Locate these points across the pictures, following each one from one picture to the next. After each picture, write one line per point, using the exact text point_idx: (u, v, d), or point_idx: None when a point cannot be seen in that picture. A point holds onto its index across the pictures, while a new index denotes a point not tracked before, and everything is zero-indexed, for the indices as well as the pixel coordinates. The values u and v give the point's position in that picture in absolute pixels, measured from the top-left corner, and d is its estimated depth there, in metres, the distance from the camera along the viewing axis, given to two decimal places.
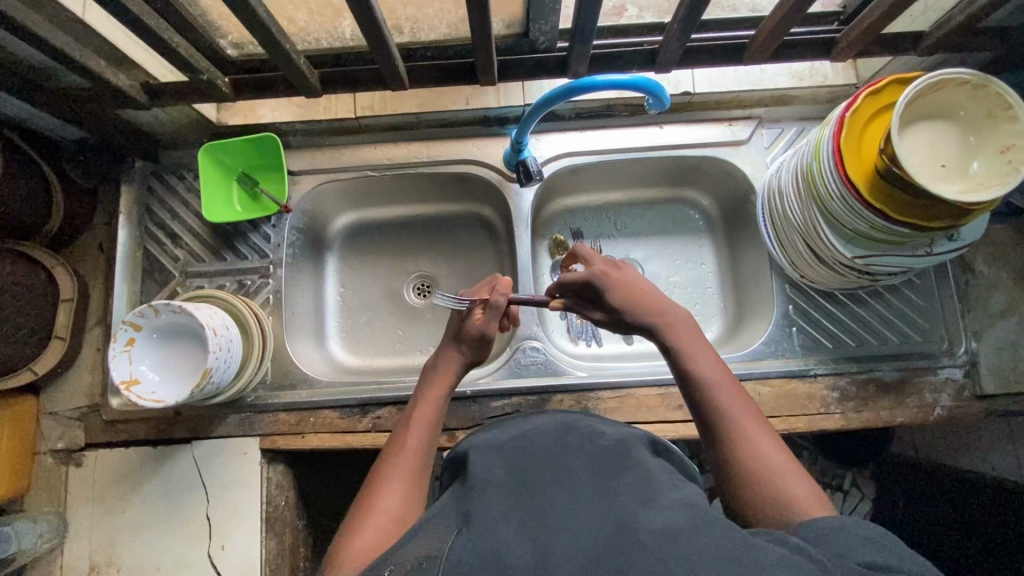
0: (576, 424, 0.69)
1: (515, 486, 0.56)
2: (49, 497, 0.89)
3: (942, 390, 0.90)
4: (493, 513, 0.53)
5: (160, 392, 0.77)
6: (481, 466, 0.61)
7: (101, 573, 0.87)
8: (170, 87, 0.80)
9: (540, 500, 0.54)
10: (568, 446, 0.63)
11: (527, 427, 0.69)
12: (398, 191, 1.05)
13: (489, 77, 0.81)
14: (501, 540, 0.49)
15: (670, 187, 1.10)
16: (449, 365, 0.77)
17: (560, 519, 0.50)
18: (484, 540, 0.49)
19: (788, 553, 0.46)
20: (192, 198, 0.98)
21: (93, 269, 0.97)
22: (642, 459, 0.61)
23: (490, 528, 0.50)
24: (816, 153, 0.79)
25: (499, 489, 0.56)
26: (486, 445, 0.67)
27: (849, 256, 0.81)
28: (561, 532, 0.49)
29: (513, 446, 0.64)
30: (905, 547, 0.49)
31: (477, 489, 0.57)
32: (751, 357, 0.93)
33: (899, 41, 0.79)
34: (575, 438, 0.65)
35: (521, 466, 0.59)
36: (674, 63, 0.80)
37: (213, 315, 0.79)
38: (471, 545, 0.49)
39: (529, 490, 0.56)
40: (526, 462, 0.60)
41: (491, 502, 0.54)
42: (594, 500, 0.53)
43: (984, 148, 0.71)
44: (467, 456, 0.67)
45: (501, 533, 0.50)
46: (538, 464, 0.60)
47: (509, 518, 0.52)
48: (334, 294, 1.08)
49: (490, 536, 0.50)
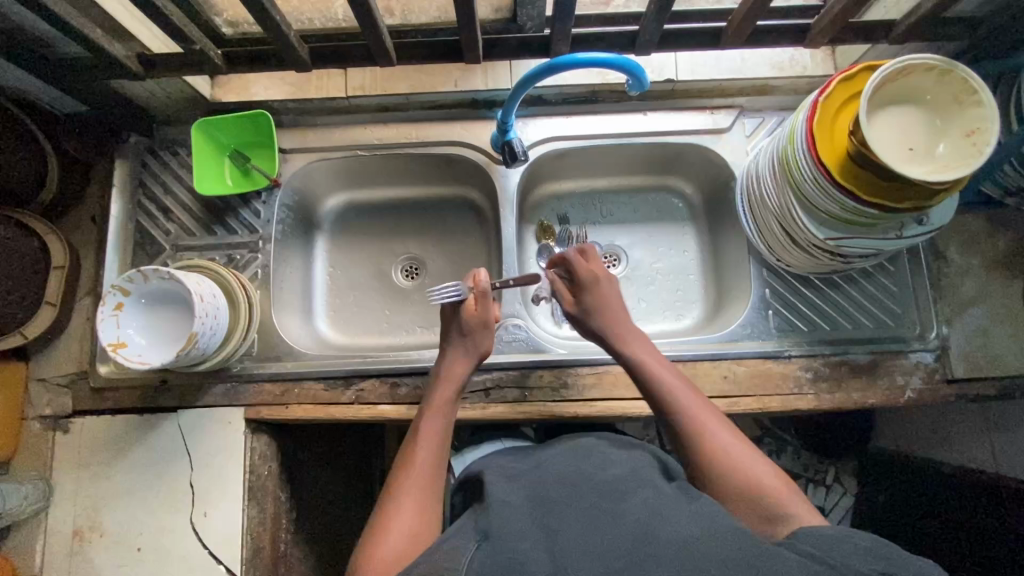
0: (587, 451, 0.74)
1: (534, 508, 0.61)
2: (35, 462, 0.91)
3: (912, 373, 0.92)
4: (515, 531, 0.57)
5: (147, 356, 0.79)
6: (500, 490, 0.66)
7: (84, 538, 0.88)
8: (164, 60, 0.82)
9: (556, 518, 0.58)
10: (580, 472, 0.67)
11: (542, 457, 0.75)
12: (387, 173, 1.08)
13: (474, 56, 0.83)
14: (525, 557, 0.53)
15: (654, 175, 1.12)
16: (452, 371, 0.81)
17: (578, 536, 0.55)
18: (505, 551, 0.54)
19: (798, 560, 0.52)
20: (185, 173, 1.00)
21: (86, 241, 0.99)
22: (651, 479, 0.65)
23: (509, 546, 0.55)
24: (791, 137, 0.81)
25: (518, 510, 0.61)
26: (503, 472, 0.72)
27: (822, 238, 0.83)
28: (581, 546, 0.54)
29: (529, 474, 0.69)
30: (904, 553, 0.54)
31: (495, 510, 0.61)
32: (728, 338, 0.95)
33: (872, 30, 0.82)
34: (586, 465, 0.70)
35: (537, 491, 0.64)
36: (654, 46, 0.82)
37: (200, 282, 0.81)
38: (494, 559, 0.54)
39: (548, 508, 0.61)
40: (542, 486, 0.65)
41: (510, 522, 0.59)
42: (608, 516, 0.57)
43: (950, 130, 0.73)
44: (483, 481, 0.72)
45: (520, 545, 0.55)
46: (552, 486, 0.64)
47: (530, 537, 0.56)
48: (323, 273, 1.10)
49: (510, 548, 0.55)
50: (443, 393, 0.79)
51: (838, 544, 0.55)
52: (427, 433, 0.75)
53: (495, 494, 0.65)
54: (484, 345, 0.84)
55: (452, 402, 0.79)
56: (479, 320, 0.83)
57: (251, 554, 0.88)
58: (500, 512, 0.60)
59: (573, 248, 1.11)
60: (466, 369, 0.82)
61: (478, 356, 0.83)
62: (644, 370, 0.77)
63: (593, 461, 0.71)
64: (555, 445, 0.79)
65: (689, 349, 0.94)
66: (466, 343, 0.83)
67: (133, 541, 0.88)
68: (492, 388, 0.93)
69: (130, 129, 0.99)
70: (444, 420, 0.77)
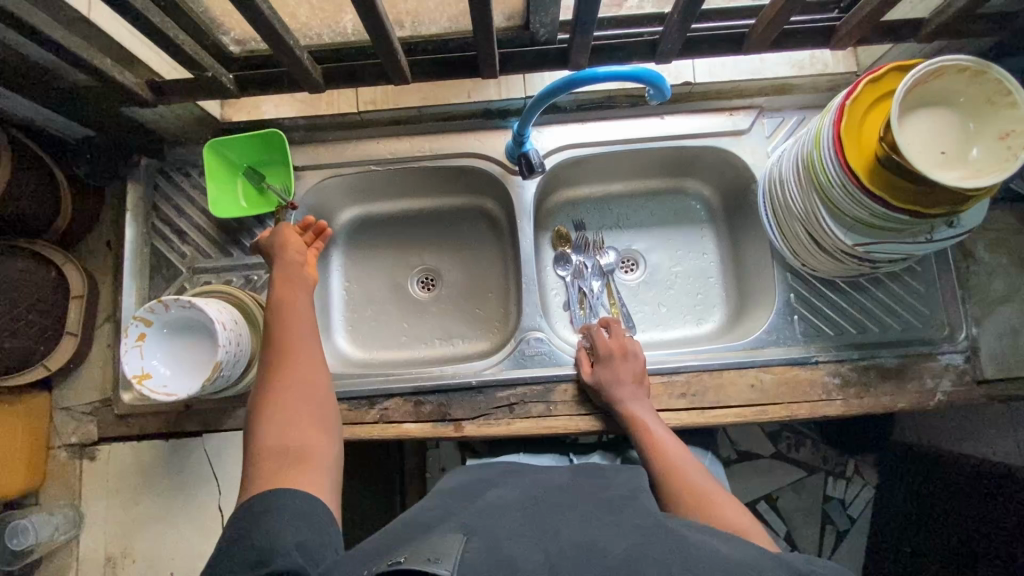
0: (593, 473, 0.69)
1: (529, 512, 0.57)
2: (65, 490, 0.91)
3: (942, 375, 0.91)
4: (508, 530, 0.53)
5: (171, 386, 0.79)
6: (495, 497, 0.63)
7: (117, 564, 0.89)
8: (175, 85, 0.81)
9: (553, 523, 0.55)
10: (581, 490, 0.63)
11: (545, 476, 0.70)
12: (400, 185, 1.06)
13: (490, 70, 0.82)
14: (514, 552, 0.49)
15: (671, 177, 1.10)
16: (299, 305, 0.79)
17: (576, 538, 0.51)
18: (495, 549, 0.49)
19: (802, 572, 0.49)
20: (198, 195, 0.99)
21: (102, 266, 0.99)
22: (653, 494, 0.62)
23: (502, 542, 0.51)
24: (817, 141, 0.79)
25: (512, 513, 0.57)
26: (499, 483, 0.68)
27: (849, 243, 0.82)
28: (579, 548, 0.49)
29: (530, 486, 0.66)
30: None
31: (489, 513, 0.58)
32: (753, 345, 0.94)
33: (899, 28, 0.80)
34: (590, 484, 0.66)
35: (538, 500, 0.61)
36: (675, 54, 0.80)
37: (222, 310, 0.80)
38: (483, 555, 0.49)
39: (542, 516, 0.57)
40: (542, 498, 0.61)
41: (504, 523, 0.55)
42: (608, 524, 0.54)
43: (985, 133, 0.71)
44: (473, 491, 0.68)
45: (511, 546, 0.50)
46: (554, 499, 0.61)
47: (521, 535, 0.52)
48: (339, 288, 1.09)
49: (502, 548, 0.50)
50: (281, 281, 0.81)
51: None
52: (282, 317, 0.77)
53: (490, 499, 0.62)
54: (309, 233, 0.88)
55: (302, 285, 0.82)
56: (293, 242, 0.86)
57: None
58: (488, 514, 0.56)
59: (591, 255, 1.10)
60: (299, 255, 0.84)
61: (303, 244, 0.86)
62: (647, 424, 0.83)
63: (601, 481, 0.66)
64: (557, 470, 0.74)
65: (716, 358, 0.93)
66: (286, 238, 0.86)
67: (164, 565, 0.88)
68: (517, 404, 0.92)
69: (141, 152, 0.98)
70: (296, 298, 0.79)
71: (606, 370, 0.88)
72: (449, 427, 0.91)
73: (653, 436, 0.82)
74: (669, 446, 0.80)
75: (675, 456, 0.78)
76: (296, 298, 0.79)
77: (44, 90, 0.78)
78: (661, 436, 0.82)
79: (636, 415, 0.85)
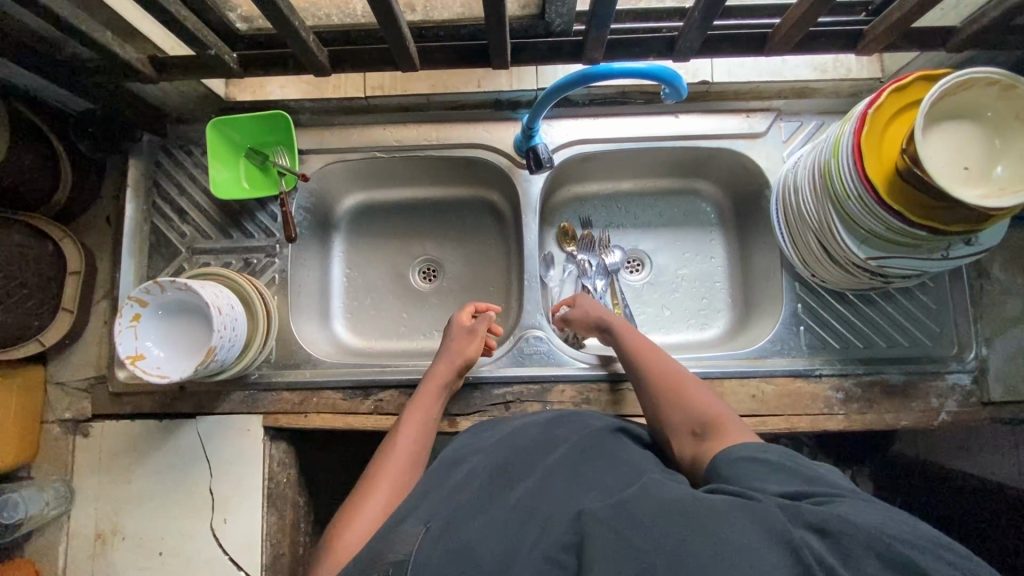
0: (566, 418, 0.74)
1: (502, 485, 0.62)
2: (56, 465, 0.91)
3: (948, 395, 0.89)
4: (476, 506, 0.59)
5: (166, 368, 0.78)
6: (476, 463, 0.66)
7: (107, 541, 0.89)
8: (178, 62, 0.79)
9: (516, 494, 0.60)
10: (553, 445, 0.68)
11: (520, 423, 0.75)
12: (406, 172, 1.04)
13: (502, 61, 0.79)
14: (474, 538, 0.54)
15: (683, 178, 1.08)
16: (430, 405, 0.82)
17: (529, 511, 0.57)
18: (455, 536, 0.54)
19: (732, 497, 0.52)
20: (200, 174, 0.98)
21: (100, 242, 0.98)
22: (620, 454, 0.66)
23: (464, 525, 0.56)
24: (835, 150, 0.77)
25: (484, 484, 0.62)
26: (479, 440, 0.73)
27: (863, 257, 0.79)
28: (532, 518, 0.56)
29: (503, 439, 0.71)
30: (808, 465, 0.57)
31: (468, 482, 0.63)
32: (756, 354, 0.92)
33: (929, 36, 0.77)
34: (562, 430, 0.71)
35: (510, 464, 0.65)
36: (693, 52, 0.77)
37: (218, 293, 0.79)
38: (445, 544, 0.54)
39: (512, 485, 0.62)
40: (515, 457, 0.66)
41: (472, 497, 0.60)
42: (565, 496, 0.58)
43: (1011, 150, 0.69)
44: (468, 449, 0.72)
45: (473, 527, 0.55)
46: (521, 463, 0.65)
47: (486, 514, 0.57)
48: (340, 275, 1.07)
49: (463, 532, 0.55)
50: (426, 391, 0.83)
51: (754, 468, 0.57)
52: (406, 426, 0.78)
53: (474, 466, 0.66)
54: (469, 353, 0.87)
55: (437, 401, 0.83)
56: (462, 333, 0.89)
57: (272, 560, 0.89)
58: (466, 488, 0.62)
59: (595, 253, 1.07)
60: (451, 371, 0.85)
61: (462, 365, 0.86)
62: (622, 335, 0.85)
63: (569, 426, 0.72)
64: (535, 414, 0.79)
65: (717, 366, 0.91)
66: (454, 349, 0.87)
67: (153, 545, 0.88)
68: (513, 402, 0.91)
69: (143, 128, 0.96)
70: (427, 415, 0.81)
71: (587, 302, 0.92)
72: (444, 423, 0.90)
73: (636, 341, 0.83)
74: (649, 349, 0.81)
75: (655, 359, 0.79)
76: (427, 409, 0.81)
77: (45, 61, 0.76)
78: (641, 340, 0.83)
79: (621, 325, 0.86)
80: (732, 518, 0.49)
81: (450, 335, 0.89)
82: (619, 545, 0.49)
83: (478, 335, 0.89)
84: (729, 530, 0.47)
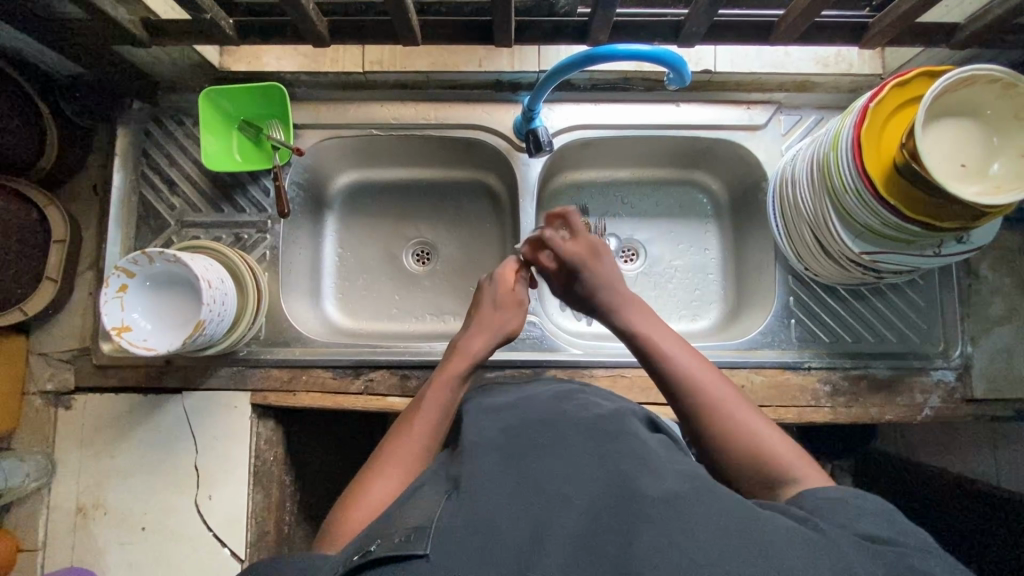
0: (571, 396, 0.71)
1: (509, 454, 0.57)
2: (37, 438, 0.89)
3: (932, 391, 0.91)
4: (489, 480, 0.53)
5: (152, 341, 0.76)
6: (476, 433, 0.62)
7: (88, 515, 0.88)
8: (171, 27, 0.76)
9: (533, 465, 0.55)
10: (562, 416, 0.65)
11: (522, 397, 0.72)
12: (401, 151, 1.03)
13: (505, 39, 0.78)
14: (496, 513, 0.49)
15: (680, 169, 1.08)
16: (453, 375, 0.75)
17: (558, 488, 0.51)
18: (475, 509, 0.50)
19: (797, 526, 0.48)
20: (191, 145, 0.95)
21: (86, 212, 0.95)
22: (634, 430, 0.63)
23: (481, 501, 0.50)
24: (835, 142, 0.76)
25: (493, 456, 0.57)
26: (481, 411, 0.68)
27: (857, 252, 0.80)
28: (558, 496, 0.50)
29: (510, 410, 0.67)
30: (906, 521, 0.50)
31: (470, 455, 0.58)
32: (747, 346, 0.93)
33: (931, 33, 0.77)
34: (567, 406, 0.68)
35: (515, 434, 0.61)
36: (698, 38, 0.76)
37: (208, 267, 0.77)
38: (463, 515, 0.49)
39: (523, 456, 0.57)
40: (518, 428, 0.62)
41: (483, 470, 0.55)
42: (586, 467, 0.54)
43: (1009, 148, 0.69)
44: (460, 418, 0.69)
45: (494, 501, 0.51)
46: (532, 432, 0.61)
47: (503, 486, 0.52)
48: (332, 254, 1.06)
49: (483, 505, 0.50)
50: (455, 368, 0.76)
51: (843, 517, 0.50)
52: (430, 403, 0.72)
53: (469, 437, 0.61)
54: (508, 327, 0.82)
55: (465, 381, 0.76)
56: (513, 296, 0.84)
57: (256, 538, 0.88)
58: (474, 457, 0.57)
59: None
60: (485, 347, 0.79)
61: (500, 339, 0.81)
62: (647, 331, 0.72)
63: (574, 403, 0.69)
64: (537, 389, 0.76)
65: (709, 356, 0.92)
66: (495, 322, 0.81)
67: (136, 520, 0.87)
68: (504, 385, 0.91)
69: (133, 95, 0.94)
70: (450, 392, 0.74)
71: (596, 278, 0.79)
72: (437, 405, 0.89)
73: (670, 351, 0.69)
74: (695, 371, 0.66)
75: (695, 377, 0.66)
76: (453, 389, 0.74)
77: (30, 18, 0.73)
78: (680, 354, 0.68)
79: (654, 338, 0.71)
80: (787, 545, 0.45)
81: (491, 300, 0.83)
82: (667, 543, 0.44)
83: (520, 307, 0.84)
84: (791, 560, 0.43)
